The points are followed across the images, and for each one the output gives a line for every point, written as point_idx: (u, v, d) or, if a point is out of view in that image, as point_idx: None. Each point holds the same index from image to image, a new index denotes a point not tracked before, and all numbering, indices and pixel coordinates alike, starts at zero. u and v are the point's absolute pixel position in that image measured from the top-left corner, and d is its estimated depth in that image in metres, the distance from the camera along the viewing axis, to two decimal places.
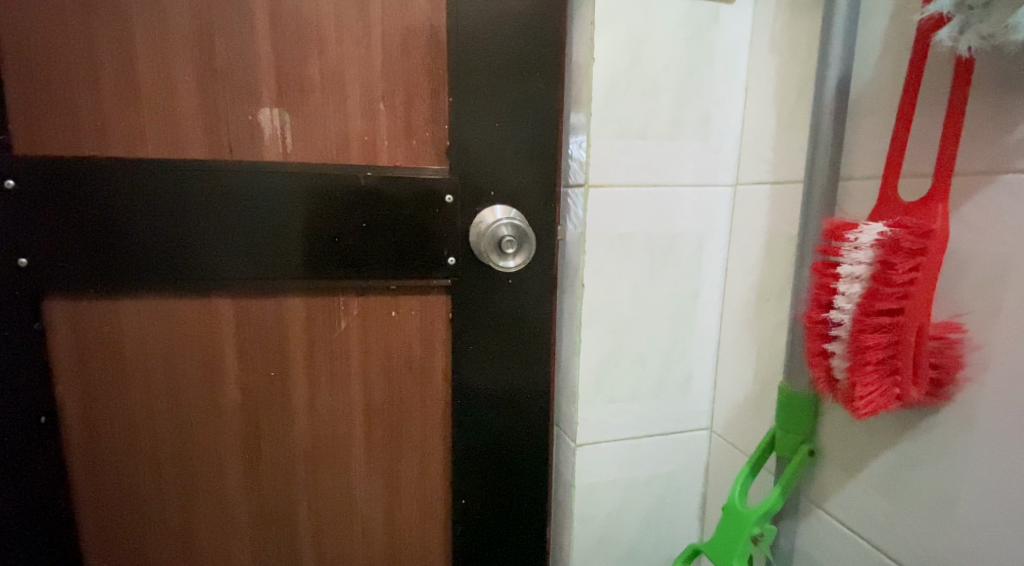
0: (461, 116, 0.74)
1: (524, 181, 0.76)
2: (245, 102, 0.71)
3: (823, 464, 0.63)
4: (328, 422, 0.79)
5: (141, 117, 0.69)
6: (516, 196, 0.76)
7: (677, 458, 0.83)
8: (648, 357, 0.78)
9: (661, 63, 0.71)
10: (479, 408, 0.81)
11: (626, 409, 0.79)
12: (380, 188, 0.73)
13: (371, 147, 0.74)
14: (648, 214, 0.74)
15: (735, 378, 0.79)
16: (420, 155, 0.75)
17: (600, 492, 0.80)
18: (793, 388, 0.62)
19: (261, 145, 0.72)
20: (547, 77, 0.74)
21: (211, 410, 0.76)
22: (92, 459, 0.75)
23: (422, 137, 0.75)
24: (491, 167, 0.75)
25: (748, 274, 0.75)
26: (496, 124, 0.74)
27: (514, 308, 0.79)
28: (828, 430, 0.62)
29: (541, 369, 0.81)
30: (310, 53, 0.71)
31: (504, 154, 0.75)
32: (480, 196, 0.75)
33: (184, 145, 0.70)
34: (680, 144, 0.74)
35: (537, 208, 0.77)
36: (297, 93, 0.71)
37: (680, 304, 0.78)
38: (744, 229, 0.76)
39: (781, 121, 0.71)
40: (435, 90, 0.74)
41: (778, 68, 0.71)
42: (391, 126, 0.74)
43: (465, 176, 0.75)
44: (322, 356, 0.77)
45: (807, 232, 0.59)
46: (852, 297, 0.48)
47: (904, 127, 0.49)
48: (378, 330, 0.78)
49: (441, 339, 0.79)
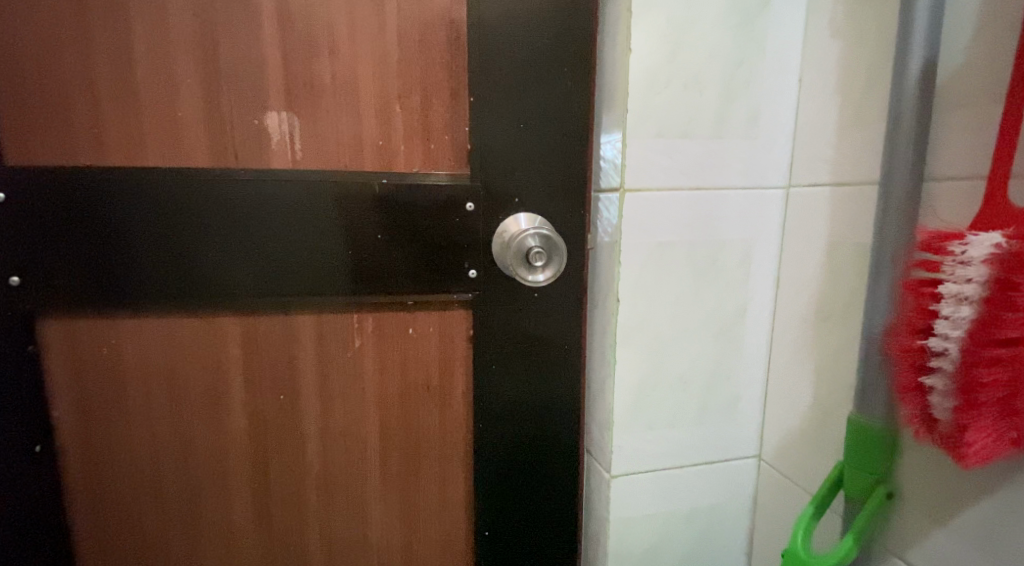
0: (482, 116, 0.66)
1: (555, 187, 0.69)
2: (252, 103, 0.64)
3: (902, 506, 0.55)
4: (342, 451, 0.72)
5: (140, 122, 0.63)
6: (543, 203, 0.69)
7: (723, 488, 0.75)
8: (691, 379, 0.70)
9: (705, 53, 0.64)
10: (504, 435, 0.73)
11: (667, 438, 0.71)
12: (398, 197, 0.66)
13: (387, 152, 0.67)
14: (691, 221, 0.67)
15: (789, 403, 0.70)
16: (439, 160, 0.68)
17: (638, 527, 0.72)
18: (867, 421, 0.54)
19: (269, 150, 0.65)
20: (580, 72, 0.67)
21: (217, 437, 0.70)
22: (91, 489, 0.69)
23: (441, 141, 0.68)
24: (517, 172, 0.68)
25: (805, 287, 0.67)
26: (520, 125, 0.67)
27: (542, 327, 0.71)
28: (908, 470, 0.54)
29: (571, 393, 0.74)
30: (319, 48, 0.64)
31: (528, 158, 0.68)
32: (504, 204, 0.68)
33: (187, 153, 0.64)
34: (726, 144, 0.66)
35: (566, 216, 0.69)
36: (306, 92, 0.64)
37: (726, 321, 0.70)
38: (798, 235, 0.68)
39: (843, 115, 0.62)
40: (455, 89, 0.67)
41: (839, 57, 0.62)
42: (408, 129, 0.67)
43: (488, 182, 0.67)
44: (335, 379, 0.71)
45: (884, 242, 0.52)
46: (957, 323, 0.41)
47: (1016, 122, 0.41)
48: (395, 350, 0.71)
49: (461, 358, 0.72)
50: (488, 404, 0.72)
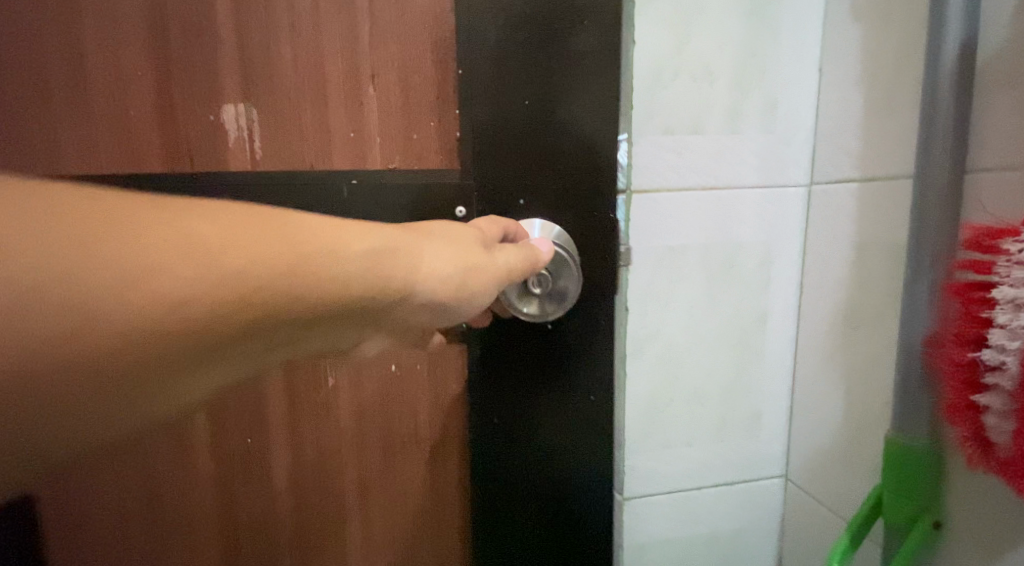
0: (480, 102, 0.55)
1: (571, 188, 0.56)
2: (208, 98, 0.57)
3: (951, 536, 0.49)
4: (317, 498, 0.63)
5: (87, 125, 0.57)
6: (555, 202, 0.57)
7: (747, 512, 0.69)
8: (708, 394, 0.65)
9: (715, 40, 0.58)
10: (499, 489, 0.60)
11: (684, 457, 0.66)
12: (368, 192, 0.57)
13: (359, 145, 0.58)
14: (707, 222, 0.61)
15: (818, 419, 0.65)
16: (423, 154, 0.58)
17: (654, 555, 0.67)
18: (908, 442, 0.48)
19: (226, 151, 0.58)
20: (599, 51, 0.55)
21: (191, 484, 0.62)
22: (69, 544, 0.62)
23: (426, 129, 0.58)
24: (521, 163, 0.56)
25: (831, 291, 0.62)
26: (523, 105, 0.55)
27: (554, 357, 0.59)
28: (957, 498, 0.48)
29: (587, 437, 0.60)
30: (281, 32, 0.56)
31: (534, 144, 0.56)
32: (507, 203, 0.57)
33: (147, 158, 0.58)
34: (741, 138, 0.61)
35: (582, 217, 0.57)
36: (266, 83, 0.57)
37: (746, 329, 0.65)
38: (823, 235, 0.62)
39: (870, 103, 0.56)
40: (439, 73, 0.57)
41: (864, 39, 0.56)
42: (385, 122, 0.57)
43: (483, 180, 0.56)
44: (309, 420, 0.62)
45: (924, 241, 0.46)
46: (1016, 332, 0.35)
47: None
48: (371, 389, 0.61)
49: (450, 407, 0.61)
50: (480, 449, 0.60)
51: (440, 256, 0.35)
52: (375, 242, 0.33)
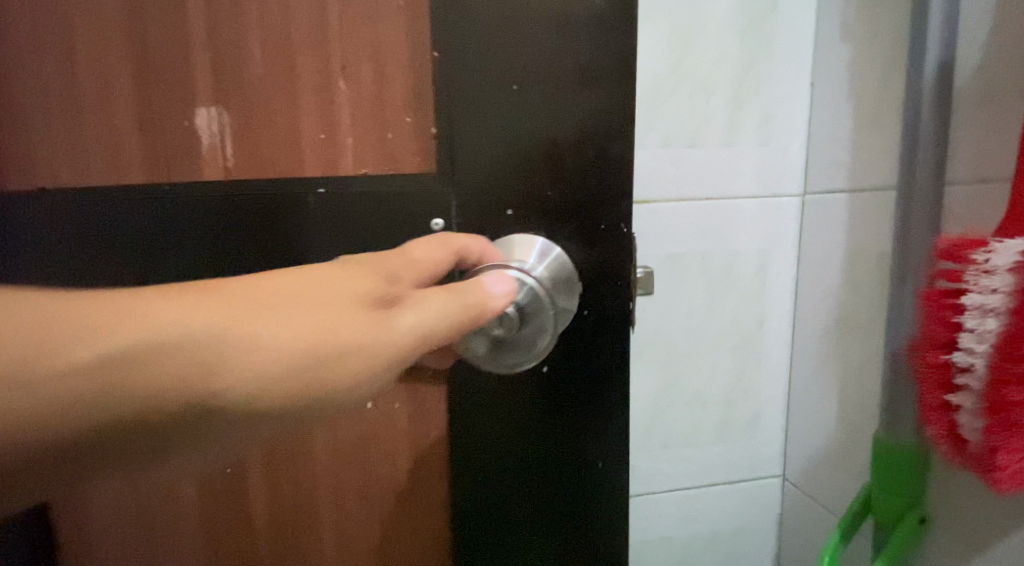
0: (461, 94, 0.45)
1: (572, 196, 0.47)
2: (181, 92, 0.44)
3: (941, 532, 0.51)
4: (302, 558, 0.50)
5: (30, 118, 0.43)
6: (549, 208, 0.47)
7: (747, 511, 0.71)
8: (708, 396, 0.68)
9: (711, 60, 0.61)
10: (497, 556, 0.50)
11: (685, 456, 0.68)
12: (336, 212, 0.46)
13: (332, 150, 0.46)
14: (705, 232, 0.64)
15: (813, 421, 0.67)
16: (398, 157, 0.46)
17: (657, 551, 0.70)
18: (896, 442, 0.51)
19: (199, 159, 0.45)
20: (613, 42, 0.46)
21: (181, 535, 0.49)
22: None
23: (400, 127, 0.46)
24: (507, 162, 0.46)
25: (825, 297, 0.64)
26: (513, 92, 0.45)
27: (549, 384, 0.49)
28: (942, 496, 0.51)
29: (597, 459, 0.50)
30: (248, 9, 0.44)
31: (526, 139, 0.46)
32: (491, 211, 0.47)
33: (125, 171, 0.45)
34: (738, 150, 0.63)
35: (584, 225, 0.47)
36: (241, 72, 0.44)
37: (744, 333, 0.67)
38: (818, 243, 0.64)
39: (859, 118, 0.59)
40: (416, 52, 0.45)
41: (853, 57, 0.59)
42: (357, 117, 0.46)
43: (463, 189, 0.46)
44: (288, 465, 0.49)
45: (907, 250, 0.49)
46: (983, 336, 0.38)
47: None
48: (354, 441, 0.49)
49: (436, 455, 0.50)
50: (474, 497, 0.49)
51: (322, 307, 0.28)
52: (242, 299, 0.27)
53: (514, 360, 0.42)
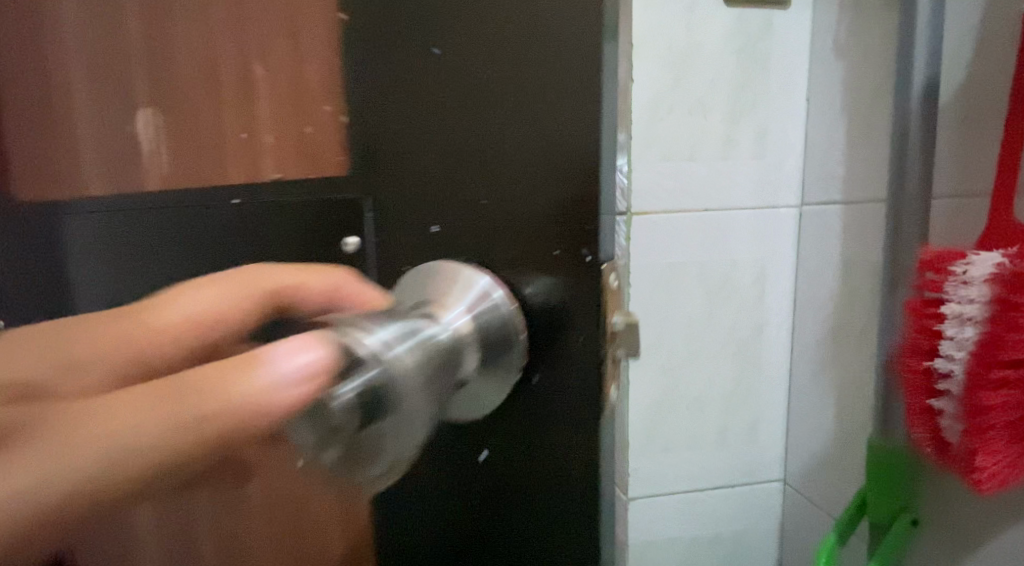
0: (375, 68, 0.36)
1: (526, 208, 0.35)
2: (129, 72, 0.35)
3: (932, 534, 0.53)
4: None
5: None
6: (479, 208, 0.36)
7: (748, 513, 0.73)
8: (709, 401, 0.70)
9: (708, 78, 0.63)
10: None
11: (686, 460, 0.70)
12: (249, 225, 0.37)
13: (251, 149, 0.37)
14: (703, 243, 0.66)
15: (812, 426, 0.69)
16: (318, 154, 0.37)
17: (660, 551, 0.72)
18: (889, 446, 0.53)
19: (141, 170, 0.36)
20: None
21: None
22: None
23: (320, 118, 0.37)
24: (427, 149, 0.37)
25: (823, 305, 0.66)
26: (427, 58, 0.35)
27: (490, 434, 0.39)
28: (934, 499, 0.53)
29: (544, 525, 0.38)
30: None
31: (445, 120, 0.36)
32: (408, 216, 0.38)
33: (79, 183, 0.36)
34: (735, 163, 0.65)
35: (525, 221, 0.35)
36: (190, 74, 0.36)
37: (742, 340, 0.69)
38: (815, 253, 0.66)
39: (852, 132, 0.61)
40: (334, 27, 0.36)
41: (846, 73, 0.61)
42: (278, 107, 0.37)
43: (372, 181, 0.37)
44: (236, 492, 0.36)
45: (897, 260, 0.51)
46: (962, 344, 0.40)
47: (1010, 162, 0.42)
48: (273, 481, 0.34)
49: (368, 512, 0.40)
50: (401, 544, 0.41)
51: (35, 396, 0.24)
52: None
53: (361, 475, 0.27)
